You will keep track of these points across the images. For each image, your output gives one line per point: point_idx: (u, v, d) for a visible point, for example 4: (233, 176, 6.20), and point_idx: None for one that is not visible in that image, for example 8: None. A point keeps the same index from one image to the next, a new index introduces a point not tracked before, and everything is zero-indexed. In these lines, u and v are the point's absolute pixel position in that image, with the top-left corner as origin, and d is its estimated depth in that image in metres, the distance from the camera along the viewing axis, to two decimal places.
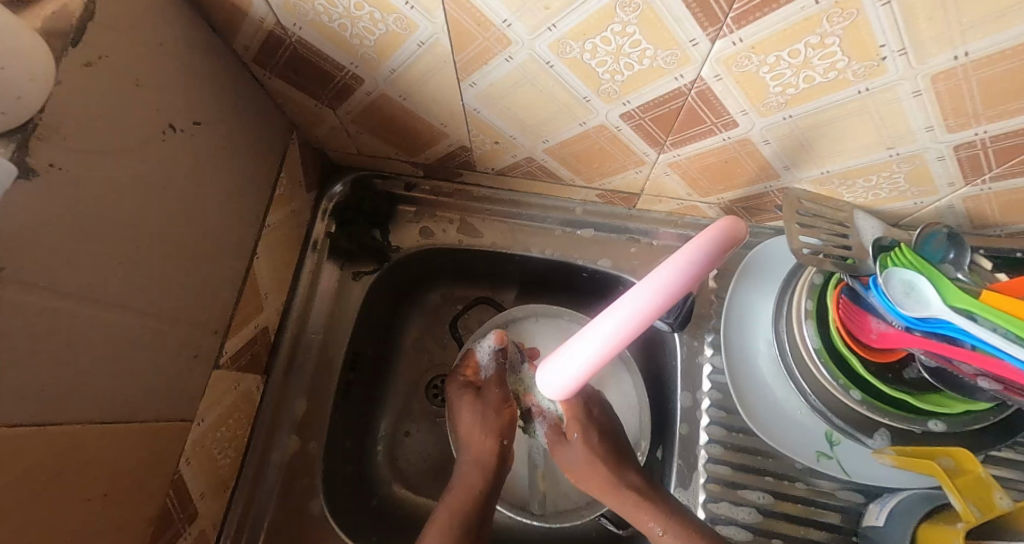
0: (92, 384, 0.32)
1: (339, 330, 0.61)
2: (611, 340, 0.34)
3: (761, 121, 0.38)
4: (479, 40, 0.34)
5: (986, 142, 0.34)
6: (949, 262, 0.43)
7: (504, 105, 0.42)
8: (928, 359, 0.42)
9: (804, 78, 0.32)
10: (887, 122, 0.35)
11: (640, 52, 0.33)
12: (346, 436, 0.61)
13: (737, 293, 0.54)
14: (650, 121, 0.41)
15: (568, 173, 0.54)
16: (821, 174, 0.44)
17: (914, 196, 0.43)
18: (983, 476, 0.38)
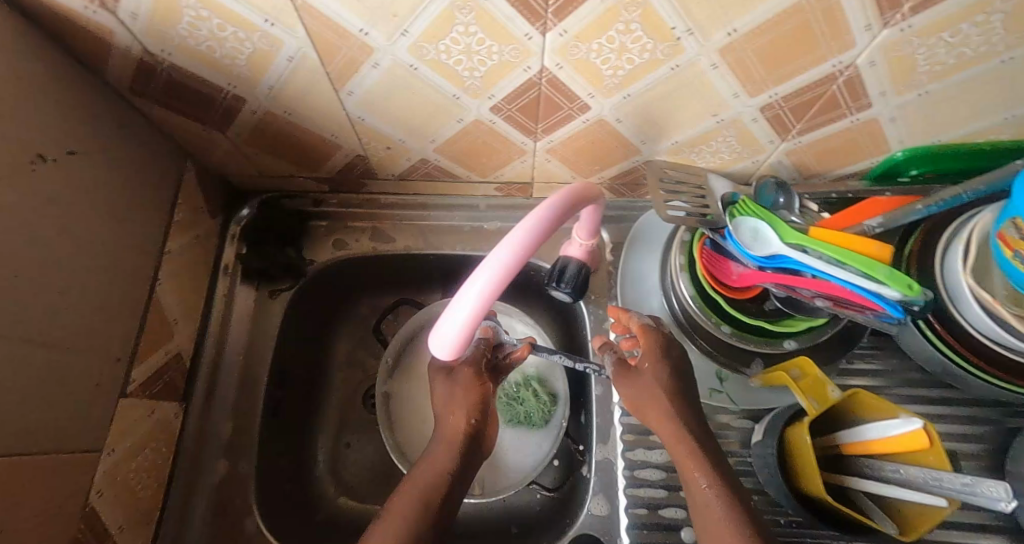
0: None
1: (261, 350, 0.61)
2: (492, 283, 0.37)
3: (607, 102, 0.44)
4: (344, 50, 0.38)
5: (781, 102, 0.43)
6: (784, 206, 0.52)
7: (384, 109, 0.46)
8: (778, 291, 0.50)
9: (627, 60, 0.39)
10: (704, 93, 0.42)
11: (487, 49, 0.37)
12: (281, 454, 0.61)
13: (629, 260, 0.60)
14: (517, 112, 0.46)
15: (463, 171, 0.58)
16: (672, 145, 0.51)
17: (749, 155, 0.52)
18: (819, 375, 0.45)
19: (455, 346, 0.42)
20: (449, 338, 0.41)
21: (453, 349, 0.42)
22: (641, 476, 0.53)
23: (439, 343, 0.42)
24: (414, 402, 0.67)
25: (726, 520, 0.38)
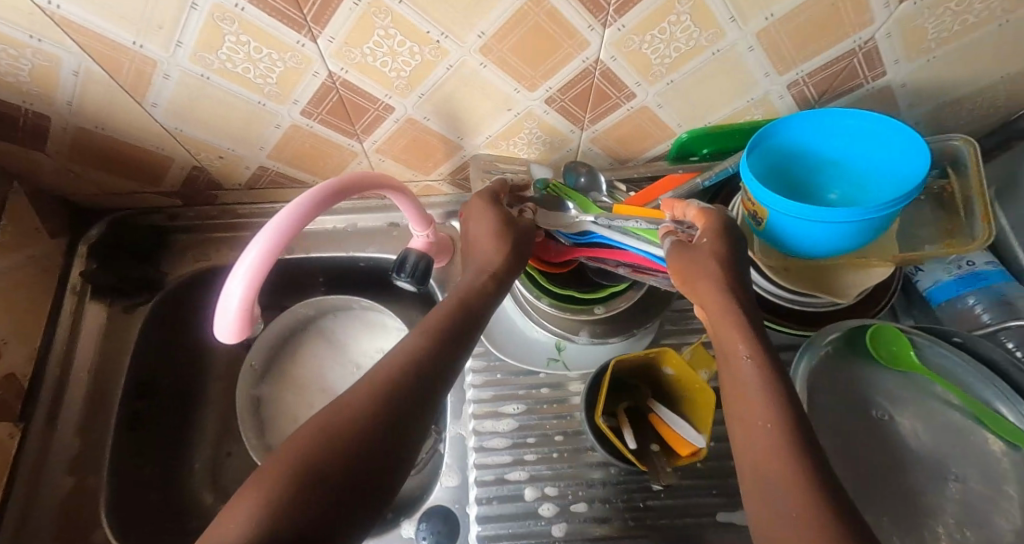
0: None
1: (114, 365, 0.61)
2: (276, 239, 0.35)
3: (407, 101, 0.48)
4: (127, 63, 0.40)
5: (560, 94, 0.49)
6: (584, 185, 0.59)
7: (196, 119, 0.48)
8: (592, 264, 0.56)
9: (403, 63, 0.43)
10: (486, 89, 0.47)
11: (267, 57, 0.41)
12: (142, 468, 0.61)
13: None
14: (327, 115, 0.49)
15: (308, 175, 0.61)
16: (488, 139, 0.56)
17: (560, 145, 0.58)
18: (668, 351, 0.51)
19: (236, 327, 0.35)
20: (226, 319, 0.35)
21: (233, 330, 0.35)
22: (487, 445, 0.57)
23: (218, 324, 0.35)
24: (289, 403, 0.68)
25: (765, 390, 0.34)
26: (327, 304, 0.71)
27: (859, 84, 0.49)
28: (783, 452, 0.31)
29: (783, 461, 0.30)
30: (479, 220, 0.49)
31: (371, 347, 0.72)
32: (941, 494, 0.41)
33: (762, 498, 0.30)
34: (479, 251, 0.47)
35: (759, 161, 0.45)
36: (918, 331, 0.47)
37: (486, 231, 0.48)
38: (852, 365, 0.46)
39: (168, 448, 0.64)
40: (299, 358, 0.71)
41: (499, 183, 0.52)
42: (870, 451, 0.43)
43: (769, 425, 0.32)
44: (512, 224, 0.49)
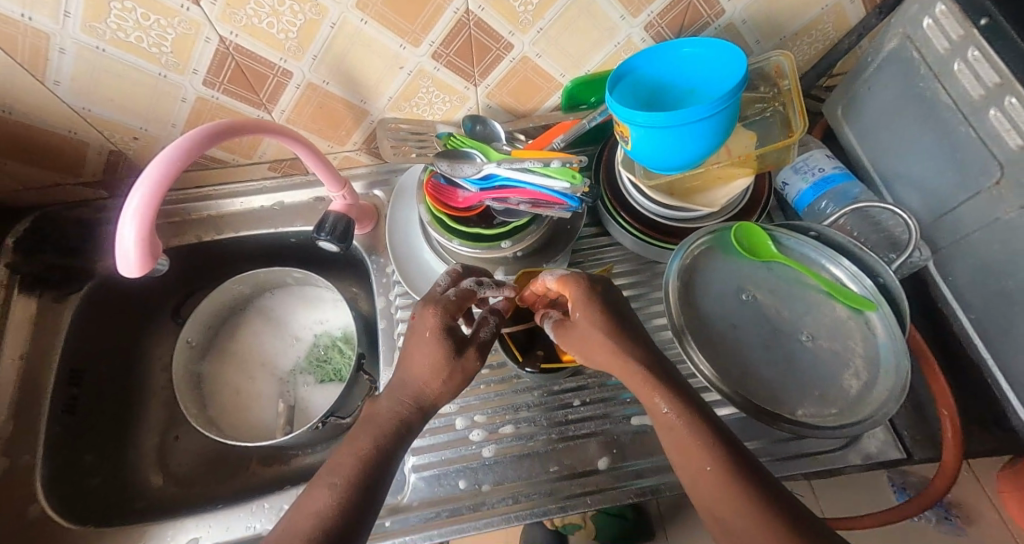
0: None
1: (44, 352, 0.61)
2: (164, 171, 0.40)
3: (302, 65, 0.52)
4: (22, 39, 0.44)
5: (443, 49, 0.54)
6: (480, 133, 0.63)
7: (103, 97, 0.51)
8: (496, 206, 0.60)
9: (288, 23, 0.47)
10: (372, 46, 0.51)
11: (156, 23, 0.45)
12: (85, 450, 0.62)
13: (396, 209, 0.69)
14: (230, 84, 0.53)
15: (227, 154, 0.64)
16: (390, 101, 0.60)
17: (460, 103, 0.63)
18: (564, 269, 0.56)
19: (137, 263, 0.40)
20: (127, 257, 0.39)
21: (134, 266, 0.40)
22: None
23: (120, 260, 0.39)
24: (230, 378, 0.70)
25: (695, 440, 0.40)
26: (261, 280, 0.73)
27: (705, 23, 0.56)
28: (722, 489, 0.38)
29: (726, 495, 0.38)
30: (422, 345, 0.44)
31: (309, 320, 0.75)
32: (803, 354, 0.47)
33: (712, 511, 0.39)
34: (415, 377, 0.44)
35: (629, 96, 0.51)
36: (779, 227, 0.53)
37: (425, 359, 0.44)
38: (724, 259, 0.52)
39: (113, 432, 0.66)
40: (238, 334, 0.73)
41: (457, 294, 0.46)
42: (741, 326, 0.49)
43: (710, 469, 0.39)
44: (460, 354, 0.44)
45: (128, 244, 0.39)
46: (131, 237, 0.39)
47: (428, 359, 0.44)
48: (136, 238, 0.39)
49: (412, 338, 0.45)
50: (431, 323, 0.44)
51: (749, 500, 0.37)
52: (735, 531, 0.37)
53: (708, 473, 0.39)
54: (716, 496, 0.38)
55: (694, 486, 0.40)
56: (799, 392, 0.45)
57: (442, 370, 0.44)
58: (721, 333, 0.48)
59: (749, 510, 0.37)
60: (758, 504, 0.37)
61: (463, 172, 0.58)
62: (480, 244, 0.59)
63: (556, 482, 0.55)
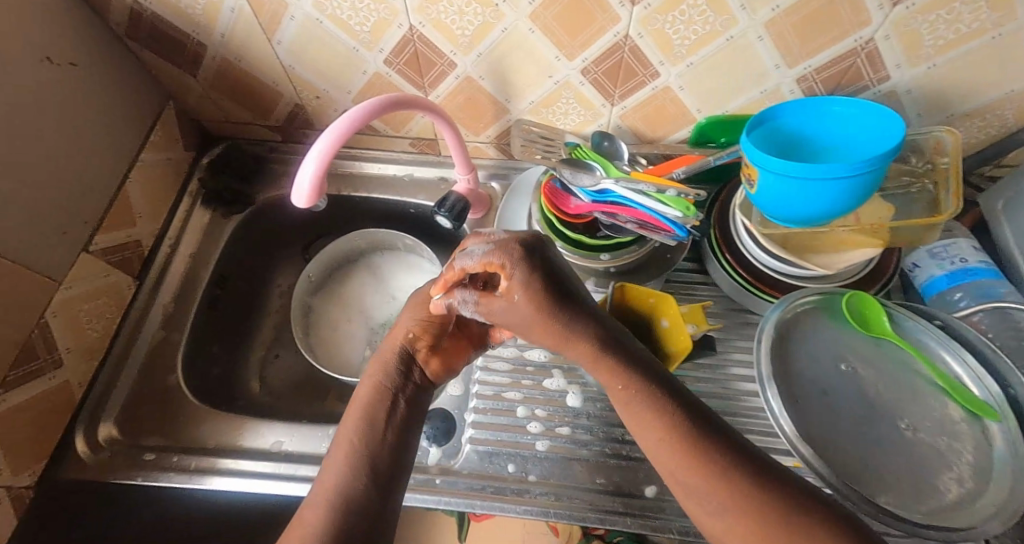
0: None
1: (207, 256, 0.74)
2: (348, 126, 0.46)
3: (467, 60, 0.59)
4: (268, 5, 0.55)
5: (593, 67, 0.58)
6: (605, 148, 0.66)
7: (307, 60, 0.62)
8: (604, 220, 0.63)
9: (467, 22, 0.54)
10: (531, 52, 0.57)
11: (366, 7, 0.54)
12: (212, 343, 0.73)
13: (508, 201, 0.73)
14: (404, 66, 0.61)
15: (381, 124, 0.74)
16: (531, 105, 0.66)
17: (593, 118, 0.66)
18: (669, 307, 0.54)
19: (308, 197, 0.47)
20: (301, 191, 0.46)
21: (305, 198, 0.46)
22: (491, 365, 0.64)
23: (296, 193, 0.47)
24: (330, 314, 0.80)
25: (652, 416, 0.41)
26: (377, 239, 0.83)
27: (865, 85, 0.54)
28: (677, 452, 0.39)
29: (676, 458, 0.39)
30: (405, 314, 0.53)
31: (405, 284, 0.83)
32: (897, 443, 0.44)
33: (669, 471, 0.40)
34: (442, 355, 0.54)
35: (764, 141, 0.51)
36: (897, 305, 0.51)
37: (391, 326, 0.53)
38: (829, 324, 0.50)
39: (232, 335, 0.77)
40: (348, 280, 0.83)
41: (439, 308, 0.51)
42: (832, 395, 0.47)
43: (662, 435, 0.40)
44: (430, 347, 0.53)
45: (306, 179, 0.46)
46: (308, 176, 0.45)
47: (418, 320, 0.52)
48: (314, 176, 0.46)
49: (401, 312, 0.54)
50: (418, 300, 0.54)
51: (697, 468, 0.38)
52: (690, 490, 0.39)
53: (658, 442, 0.40)
54: (656, 451, 0.40)
55: (649, 453, 0.41)
56: (881, 481, 0.43)
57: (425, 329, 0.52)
58: (809, 395, 0.46)
59: (698, 471, 0.38)
60: (733, 489, 0.37)
61: (579, 182, 0.61)
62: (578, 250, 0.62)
63: (598, 494, 0.56)
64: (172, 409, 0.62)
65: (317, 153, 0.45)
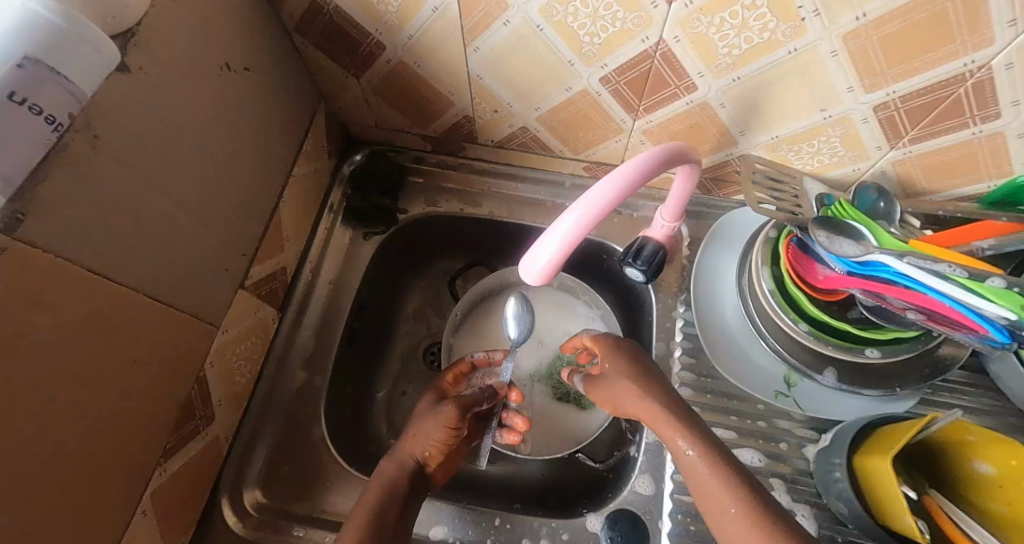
0: (142, 267, 0.37)
1: (348, 283, 0.66)
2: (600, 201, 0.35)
3: (716, 84, 0.45)
4: (483, 6, 0.42)
5: (898, 102, 0.42)
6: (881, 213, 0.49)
7: (503, 71, 0.50)
8: (864, 298, 0.48)
9: (745, 39, 0.40)
10: (815, 80, 0.42)
11: (612, 14, 0.41)
12: (348, 381, 0.65)
13: (706, 251, 0.61)
14: (625, 85, 0.48)
15: (558, 144, 0.61)
16: (771, 140, 0.51)
17: (851, 161, 0.50)
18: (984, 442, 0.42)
19: (537, 276, 0.37)
20: (530, 267, 0.37)
21: (535, 277, 0.37)
22: None
23: (523, 267, 0.37)
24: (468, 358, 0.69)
25: (728, 481, 0.39)
26: None
27: None
28: (752, 532, 0.36)
29: (716, 478, 0.40)
30: (425, 425, 0.52)
31: (557, 327, 0.70)
32: None
33: None
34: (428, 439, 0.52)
35: None
36: None
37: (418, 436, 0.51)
38: None
39: (365, 370, 0.69)
40: (492, 317, 0.71)
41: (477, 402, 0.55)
42: None
43: (694, 457, 0.41)
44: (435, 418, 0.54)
45: (543, 259, 0.36)
46: (546, 258, 0.36)
47: (440, 431, 0.52)
48: (554, 257, 0.36)
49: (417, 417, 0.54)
50: (449, 407, 0.54)
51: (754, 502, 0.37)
52: (721, 509, 0.38)
53: (699, 464, 0.41)
54: (701, 476, 0.41)
55: (692, 481, 0.42)
56: None
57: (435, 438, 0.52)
58: None
59: (732, 493, 0.38)
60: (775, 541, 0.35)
61: (840, 248, 0.47)
62: (836, 340, 0.48)
63: None
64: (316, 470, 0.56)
65: (566, 233, 0.35)
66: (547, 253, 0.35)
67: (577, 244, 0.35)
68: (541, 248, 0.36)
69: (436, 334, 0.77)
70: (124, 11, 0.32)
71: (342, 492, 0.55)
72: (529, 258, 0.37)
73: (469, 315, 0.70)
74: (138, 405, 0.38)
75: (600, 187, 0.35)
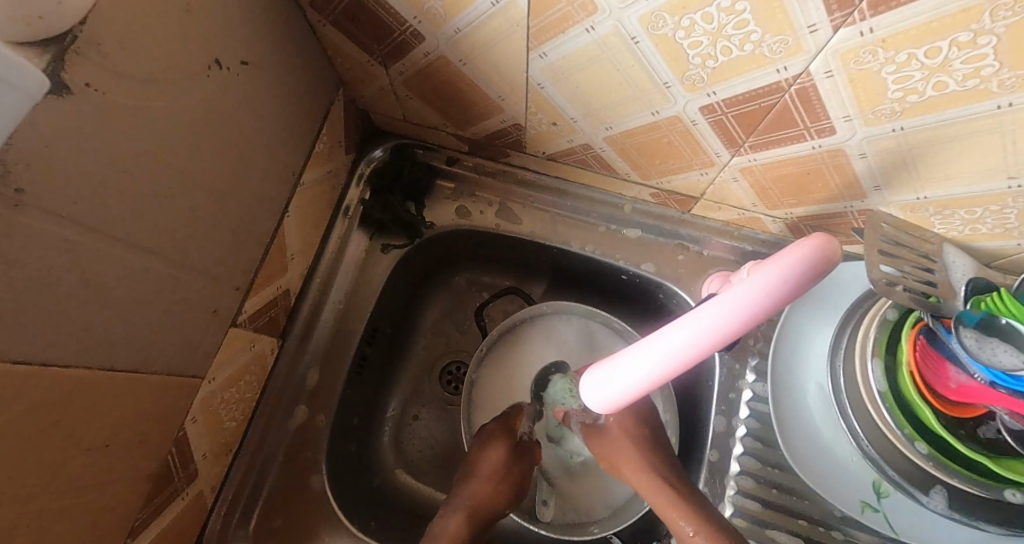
0: (93, 340, 0.29)
1: (359, 304, 0.58)
2: (686, 350, 0.26)
3: (864, 131, 0.33)
4: (562, 4, 0.31)
5: None
6: None
7: (574, 83, 0.39)
8: (1012, 420, 0.36)
9: (934, 84, 0.27)
10: (1020, 148, 0.29)
11: (744, 35, 0.29)
12: (355, 413, 0.58)
13: (791, 315, 0.50)
14: (732, 118, 0.37)
15: (625, 167, 0.50)
16: (916, 199, 0.38)
17: (1021, 236, 0.36)
18: None
19: (605, 408, 0.32)
20: (589, 398, 0.32)
21: (602, 407, 0.32)
22: None
23: (584, 394, 0.32)
24: (490, 395, 0.61)
25: None
26: (567, 303, 0.61)
27: None
28: None
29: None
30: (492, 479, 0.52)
31: None
32: None
33: None
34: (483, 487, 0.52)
35: None
36: None
37: (485, 487, 0.52)
38: None
39: (375, 398, 0.61)
40: (523, 353, 0.61)
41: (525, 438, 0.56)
42: None
43: (684, 526, 0.44)
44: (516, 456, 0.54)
45: (611, 396, 0.30)
46: (613, 398, 0.30)
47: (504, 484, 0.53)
48: (622, 397, 0.30)
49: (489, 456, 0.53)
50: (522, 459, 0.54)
51: None
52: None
53: (690, 533, 0.44)
54: None
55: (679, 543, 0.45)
56: None
57: (500, 490, 0.53)
58: None
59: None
60: None
61: (992, 354, 0.35)
62: (964, 470, 0.38)
63: None
64: (314, 520, 0.51)
65: (630, 383, 0.29)
66: (607, 395, 0.30)
67: (652, 388, 0.29)
68: (602, 387, 0.30)
69: (455, 350, 0.67)
70: (59, 9, 0.21)
71: None
72: (591, 386, 0.31)
73: (496, 344, 0.62)
74: (96, 496, 0.32)
75: (681, 332, 0.26)
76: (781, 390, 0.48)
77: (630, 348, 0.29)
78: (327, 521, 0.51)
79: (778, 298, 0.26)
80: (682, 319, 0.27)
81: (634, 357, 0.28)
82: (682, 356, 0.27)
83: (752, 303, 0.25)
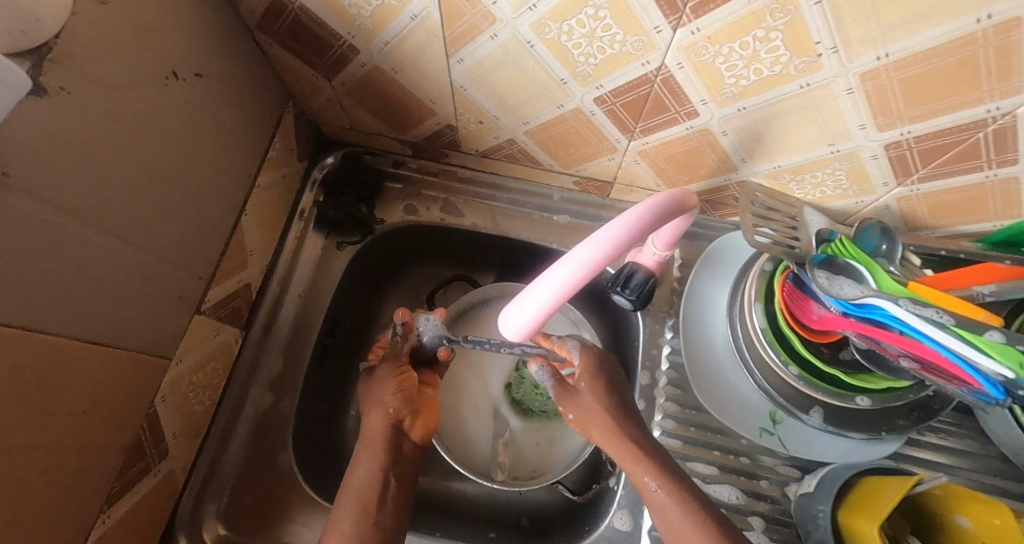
0: (72, 312, 0.33)
1: (318, 298, 0.62)
2: (569, 279, 0.34)
3: (719, 112, 0.41)
4: (468, 16, 0.38)
5: (911, 142, 0.37)
6: (881, 254, 0.45)
7: (490, 83, 0.46)
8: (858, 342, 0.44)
9: (754, 70, 0.36)
10: (826, 118, 0.38)
11: (611, 36, 0.37)
12: (319, 400, 0.62)
13: (697, 280, 0.58)
14: (620, 107, 0.44)
15: (547, 158, 0.57)
16: (773, 169, 0.47)
17: (854, 195, 0.46)
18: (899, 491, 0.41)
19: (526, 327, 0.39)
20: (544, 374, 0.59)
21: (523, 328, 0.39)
22: None
23: (510, 318, 0.39)
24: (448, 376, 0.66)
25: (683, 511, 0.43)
26: (510, 287, 0.67)
27: None
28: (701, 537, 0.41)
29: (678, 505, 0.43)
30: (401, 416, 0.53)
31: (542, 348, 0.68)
32: None
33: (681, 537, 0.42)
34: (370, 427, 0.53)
35: None
36: None
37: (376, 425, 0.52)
38: None
39: (338, 387, 0.65)
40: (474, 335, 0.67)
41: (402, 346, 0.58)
42: None
43: (660, 493, 0.44)
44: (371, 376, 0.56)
45: (526, 318, 0.38)
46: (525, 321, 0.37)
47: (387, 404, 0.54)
48: (534, 318, 0.37)
49: (371, 391, 0.55)
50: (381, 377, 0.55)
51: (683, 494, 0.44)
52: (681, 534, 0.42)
53: (664, 498, 0.44)
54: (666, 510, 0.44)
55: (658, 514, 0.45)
56: None
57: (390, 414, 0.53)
58: None
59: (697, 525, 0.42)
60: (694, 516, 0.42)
61: (838, 288, 0.43)
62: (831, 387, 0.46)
63: None
64: (283, 496, 0.55)
65: (537, 307, 0.36)
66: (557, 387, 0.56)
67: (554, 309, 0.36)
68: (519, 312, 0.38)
69: None
70: (39, 26, 0.26)
71: (301, 521, 0.54)
72: (512, 313, 0.38)
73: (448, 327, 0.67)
74: (76, 459, 0.36)
75: (566, 265, 0.33)
76: (693, 343, 0.56)
77: (534, 283, 0.36)
78: (296, 495, 0.55)
79: (632, 241, 0.33)
80: (567, 255, 0.34)
81: (536, 288, 0.35)
82: (568, 283, 0.34)
83: (610, 247, 0.33)
